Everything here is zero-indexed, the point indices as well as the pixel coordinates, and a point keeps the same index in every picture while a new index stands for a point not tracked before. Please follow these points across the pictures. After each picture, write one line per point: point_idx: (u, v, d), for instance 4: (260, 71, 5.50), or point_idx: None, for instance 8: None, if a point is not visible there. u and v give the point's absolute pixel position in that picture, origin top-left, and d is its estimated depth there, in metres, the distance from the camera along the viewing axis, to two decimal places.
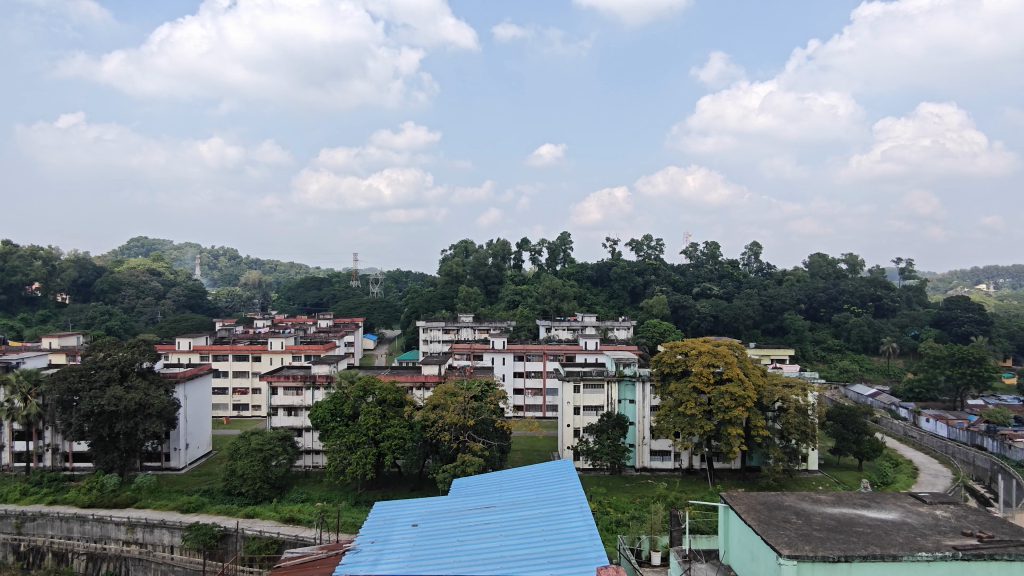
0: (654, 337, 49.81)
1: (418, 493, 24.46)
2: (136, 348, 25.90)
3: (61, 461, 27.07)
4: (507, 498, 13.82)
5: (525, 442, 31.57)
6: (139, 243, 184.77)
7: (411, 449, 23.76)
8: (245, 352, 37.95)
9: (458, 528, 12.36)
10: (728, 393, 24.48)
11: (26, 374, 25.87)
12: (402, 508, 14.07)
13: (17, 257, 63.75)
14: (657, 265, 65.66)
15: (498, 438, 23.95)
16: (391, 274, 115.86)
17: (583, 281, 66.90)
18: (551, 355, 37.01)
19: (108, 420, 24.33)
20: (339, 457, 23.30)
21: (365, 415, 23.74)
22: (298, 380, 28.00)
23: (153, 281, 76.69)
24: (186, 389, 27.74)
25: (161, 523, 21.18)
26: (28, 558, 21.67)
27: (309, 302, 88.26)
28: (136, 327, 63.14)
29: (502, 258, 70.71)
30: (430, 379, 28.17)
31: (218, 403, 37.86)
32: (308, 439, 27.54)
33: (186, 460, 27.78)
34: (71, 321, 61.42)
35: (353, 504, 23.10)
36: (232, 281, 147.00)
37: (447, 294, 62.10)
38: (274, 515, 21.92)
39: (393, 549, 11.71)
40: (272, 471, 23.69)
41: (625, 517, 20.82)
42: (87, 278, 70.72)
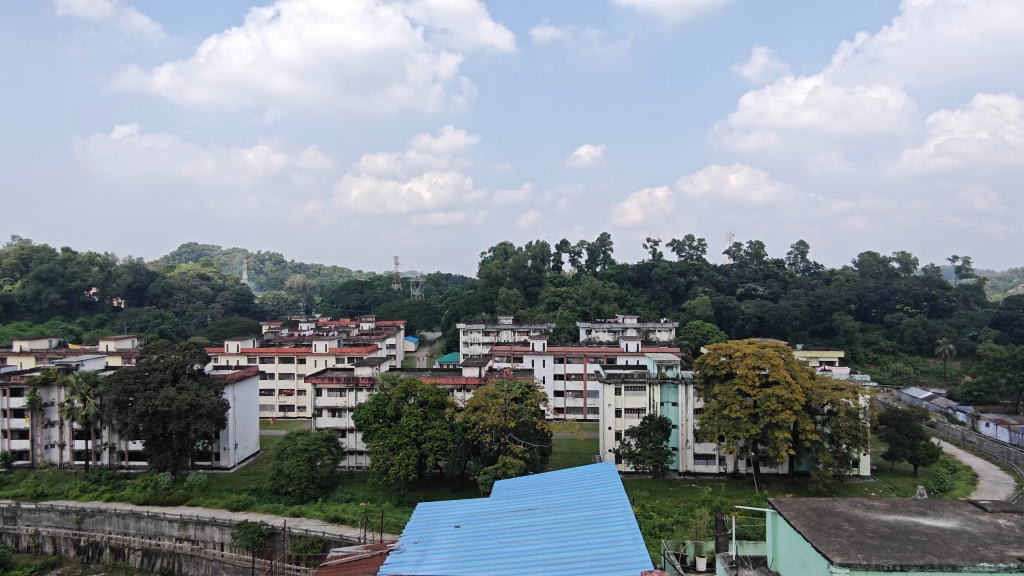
0: (697, 339, 49.03)
1: (460, 494, 24.54)
2: (187, 350, 26.75)
3: (118, 460, 28.10)
4: (549, 501, 13.78)
5: (566, 444, 31.47)
6: (190, 249, 190.94)
7: (452, 451, 23.86)
8: (291, 354, 38.79)
9: (501, 530, 12.37)
10: (775, 397, 23.92)
11: (85, 376, 26.98)
12: (445, 510, 14.16)
13: (76, 264, 66.61)
14: (698, 265, 64.70)
15: (539, 440, 23.88)
16: (431, 276, 116.94)
17: (623, 281, 66.35)
18: (591, 356, 36.73)
19: (161, 420, 25.16)
20: (382, 458, 23.57)
21: (407, 417, 23.98)
22: (341, 382, 28.45)
23: (204, 285, 79.17)
24: (234, 390, 28.49)
25: (211, 520, 21.77)
26: (87, 553, 22.47)
27: (352, 305, 89.84)
28: (186, 330, 65.15)
29: (542, 260, 70.72)
30: (471, 380, 28.30)
31: (265, 405, 38.73)
32: (351, 440, 27.95)
33: (235, 460, 28.51)
34: (126, 325, 63.74)
35: (396, 505, 23.36)
36: (277, 285, 150.69)
37: (487, 297, 62.42)
38: (319, 515, 22.30)
39: (436, 549, 11.79)
40: (317, 471, 24.14)
41: (669, 522, 20.50)
42: (140, 283, 73.38)
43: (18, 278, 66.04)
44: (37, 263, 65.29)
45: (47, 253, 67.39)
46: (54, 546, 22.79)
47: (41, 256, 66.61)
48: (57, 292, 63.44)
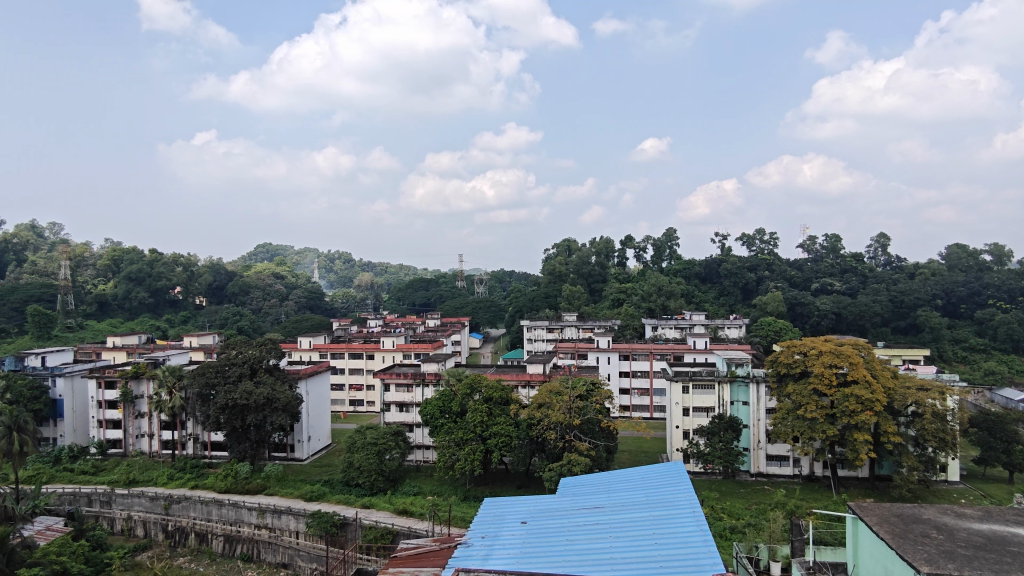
0: (768, 336, 47.41)
1: (525, 490, 24.64)
2: (264, 346, 27.94)
3: (201, 450, 29.64)
4: (616, 499, 13.61)
5: (632, 442, 31.10)
6: (265, 250, 199.38)
7: (517, 447, 23.91)
8: (360, 350, 39.87)
9: (568, 527, 12.32)
10: (853, 397, 22.88)
11: (171, 369, 28.52)
12: (511, 505, 14.21)
13: (162, 264, 70.62)
14: (770, 260, 62.59)
15: (605, 438, 23.67)
16: (495, 274, 117.80)
17: (690, 277, 64.96)
18: (657, 354, 36.10)
19: (240, 412, 26.33)
20: (448, 453, 23.92)
21: (472, 412, 24.24)
22: (408, 378, 29.09)
23: (277, 284, 82.36)
24: (308, 385, 29.52)
25: (287, 509, 22.70)
26: (174, 537, 23.77)
27: (417, 302, 91.56)
28: (262, 327, 67.97)
29: (606, 256, 70.06)
30: (535, 377, 28.32)
31: (336, 399, 40.00)
32: (418, 434, 28.52)
33: (309, 451, 29.57)
34: (207, 323, 67.10)
35: (462, 500, 23.68)
36: (346, 283, 155.42)
37: (550, 293, 62.40)
38: (389, 507, 22.83)
39: (503, 545, 11.86)
40: (386, 464, 24.75)
41: (740, 524, 19.86)
42: (220, 282, 77.14)
43: (111, 278, 70.64)
44: (127, 263, 69.57)
45: (136, 254, 71.73)
46: (144, 529, 24.23)
47: (131, 257, 70.93)
48: (145, 290, 67.45)
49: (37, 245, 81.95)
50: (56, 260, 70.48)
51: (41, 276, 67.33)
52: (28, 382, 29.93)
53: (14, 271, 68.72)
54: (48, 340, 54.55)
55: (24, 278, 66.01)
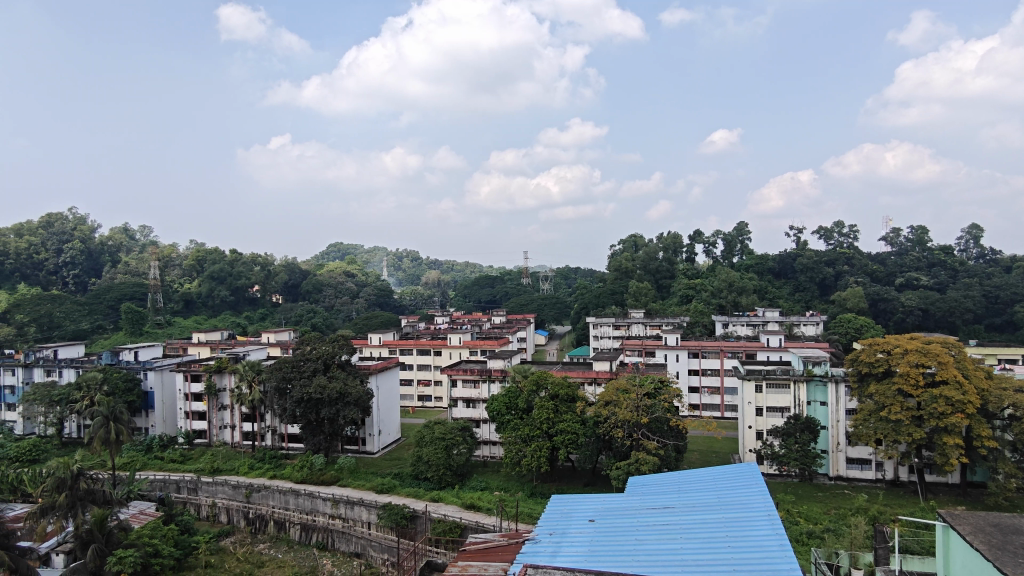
0: (847, 333, 45.25)
1: (592, 488, 24.46)
2: (336, 342, 28.85)
3: (279, 441, 30.90)
4: (688, 500, 13.32)
5: (702, 442, 30.39)
6: (337, 249, 206.17)
7: (584, 445, 23.76)
8: (428, 346, 40.59)
9: (638, 526, 12.15)
10: (942, 398, 21.59)
11: (250, 364, 29.84)
12: (579, 503, 14.13)
13: (242, 263, 74.08)
14: (850, 253, 59.71)
15: (674, 437, 23.22)
16: (561, 270, 117.50)
17: (763, 272, 62.87)
18: (728, 352, 35.09)
19: (315, 406, 27.33)
20: (514, 449, 24.07)
21: (539, 409, 24.23)
22: (475, 374, 29.43)
23: (349, 282, 84.91)
24: (378, 380, 30.28)
25: (360, 501, 23.42)
26: (255, 524, 24.88)
27: (483, 299, 92.55)
28: (335, 323, 70.21)
29: (674, 251, 68.72)
30: (602, 374, 28.06)
31: (405, 394, 40.90)
32: (485, 430, 28.77)
33: (379, 445, 30.37)
34: (283, 320, 69.95)
35: (529, 496, 23.76)
36: (414, 281, 158.84)
37: (616, 290, 61.79)
38: (456, 501, 23.15)
39: (571, 542, 11.82)
40: (453, 459, 25.14)
41: (818, 529, 19.03)
42: (295, 280, 80.28)
43: (196, 277, 74.68)
44: (210, 263, 73.24)
45: (218, 255, 75.51)
46: (228, 516, 25.48)
47: (213, 257, 74.73)
48: (226, 289, 70.94)
49: (130, 247, 87.63)
50: (147, 261, 75.16)
51: (133, 275, 71.91)
52: (122, 374, 32.02)
53: (110, 271, 73.68)
54: (140, 336, 58.22)
55: (119, 277, 70.65)
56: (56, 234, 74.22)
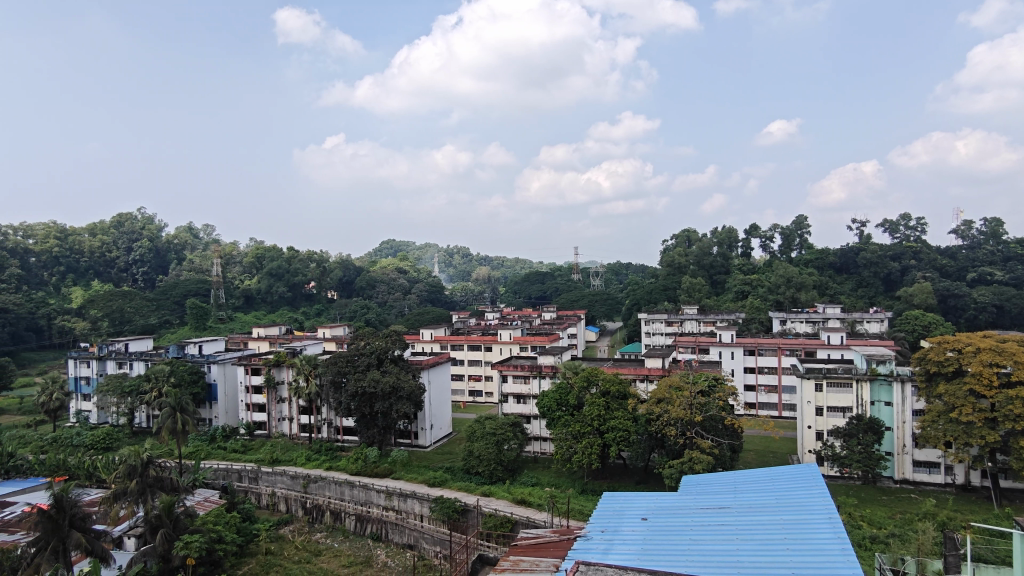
0: (914, 331, 43.31)
1: (644, 486, 24.18)
2: (389, 337, 29.34)
3: (334, 434, 31.67)
4: (743, 500, 13.03)
5: (759, 442, 29.66)
6: (390, 246, 209.90)
7: (636, 443, 23.53)
8: (479, 342, 40.88)
9: (692, 526, 11.95)
10: (1019, 400, 20.44)
11: (307, 358, 30.66)
12: (631, 501, 14.01)
13: (299, 260, 76.19)
14: (917, 247, 57.20)
15: (729, 436, 22.74)
16: (612, 266, 116.53)
17: (823, 268, 60.80)
18: (786, 349, 34.09)
19: (369, 400, 27.90)
20: (565, 445, 24.02)
21: (589, 406, 24.07)
22: (525, 370, 29.44)
23: (401, 278, 86.28)
24: (430, 374, 30.65)
25: (413, 493, 23.85)
26: (312, 514, 25.56)
27: (533, 295, 92.69)
28: (388, 319, 71.51)
29: (729, 246, 67.21)
30: (654, 371, 27.66)
31: (456, 389, 41.35)
32: (536, 426, 28.82)
33: (431, 439, 30.79)
34: (338, 315, 71.66)
35: (580, 492, 23.70)
36: (465, 277, 160.54)
37: (669, 286, 60.92)
38: (507, 496, 23.26)
39: (624, 540, 11.73)
40: (504, 454, 25.27)
41: (882, 534, 18.31)
42: (349, 277, 82.21)
43: (255, 274, 77.26)
44: (269, 260, 75.55)
45: (276, 252, 77.95)
46: (287, 505, 26.26)
47: (272, 255, 77.14)
48: (284, 285, 73.11)
49: (194, 245, 91.36)
50: (210, 259, 78.22)
51: (197, 272, 74.94)
52: (188, 367, 33.40)
53: (176, 268, 76.98)
54: (204, 330, 60.65)
55: (184, 274, 73.80)
56: (126, 233, 77.98)
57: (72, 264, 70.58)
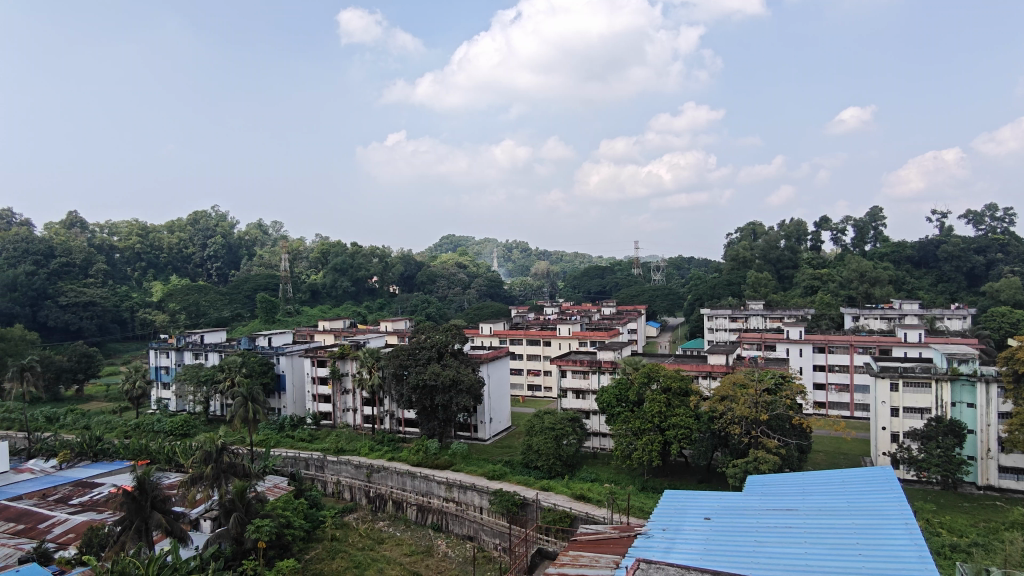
0: (1001, 329, 40.75)
1: (706, 485, 23.72)
2: (449, 332, 29.74)
3: (396, 425, 32.36)
4: (813, 503, 12.57)
5: (828, 443, 28.57)
6: (451, 241, 212.74)
7: (698, 440, 23.03)
8: (538, 337, 40.92)
9: (757, 527, 11.63)
10: None
11: (370, 351, 31.39)
12: (694, 500, 13.72)
13: (362, 256, 78.05)
14: (1004, 240, 53.74)
15: (796, 436, 22.02)
16: (673, 260, 114.53)
17: (900, 262, 57.94)
18: (859, 347, 32.70)
19: (430, 392, 28.38)
20: (625, 442, 23.78)
21: (650, 402, 23.72)
22: (585, 365, 29.28)
23: (461, 273, 87.28)
24: (489, 368, 30.86)
25: (472, 485, 24.11)
26: (375, 503, 26.21)
27: (593, 289, 92.12)
28: (447, 313, 72.48)
29: (797, 239, 64.93)
30: (717, 368, 27.02)
31: (515, 383, 41.57)
32: (595, 421, 28.69)
33: (490, 432, 31.09)
34: (400, 309, 73.13)
35: (640, 489, 23.45)
36: (524, 272, 161.29)
37: (733, 281, 59.44)
38: (566, 491, 23.23)
39: (686, 539, 11.51)
40: (563, 449, 25.27)
41: (963, 542, 17.32)
42: (411, 271, 83.89)
43: (321, 268, 79.69)
44: (333, 255, 77.78)
45: (341, 248, 80.14)
46: (351, 493, 26.98)
47: (336, 250, 79.37)
48: (348, 280, 75.07)
49: (264, 241, 95.00)
50: (279, 255, 81.18)
51: (267, 268, 77.89)
52: (258, 359, 34.81)
53: (247, 264, 80.23)
54: (273, 323, 63.02)
55: (255, 269, 76.92)
56: (201, 230, 81.82)
57: (152, 260, 74.56)
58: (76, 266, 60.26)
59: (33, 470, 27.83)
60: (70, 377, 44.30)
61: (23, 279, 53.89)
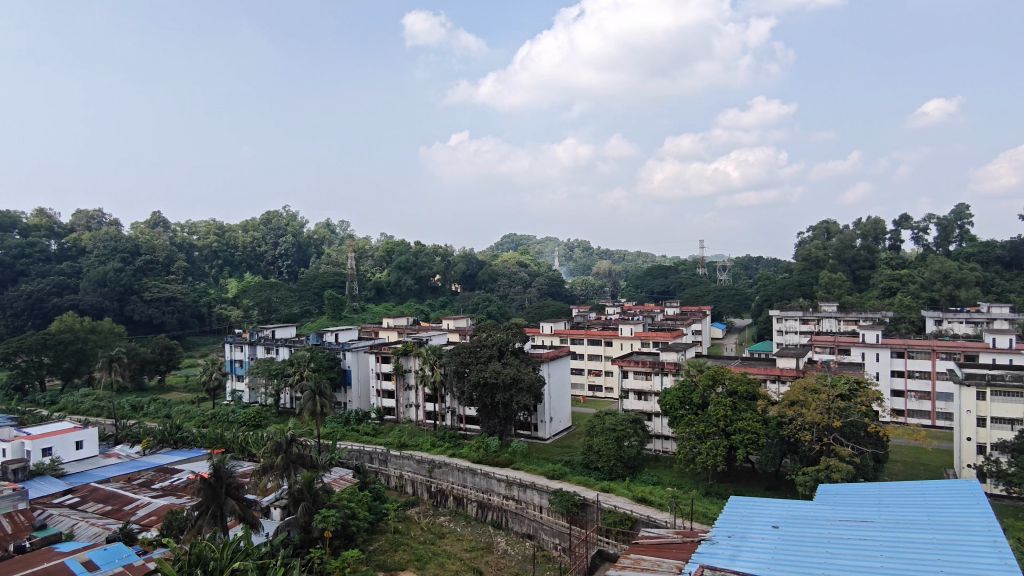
0: None
1: (774, 493, 22.96)
2: (510, 330, 29.84)
3: (457, 422, 32.75)
4: (890, 515, 11.95)
5: (907, 452, 27.16)
6: (512, 241, 213.69)
7: (766, 446, 22.25)
8: (599, 336, 40.61)
9: (829, 538, 11.16)
10: None
11: (432, 349, 31.83)
12: (761, 508, 13.30)
13: (425, 254, 79.41)
14: None
15: (872, 445, 21.01)
16: (740, 260, 111.38)
17: (989, 262, 54.44)
18: (942, 353, 30.91)
19: (490, 390, 28.59)
20: (688, 445, 23.29)
21: (715, 405, 23.11)
22: (647, 366, 28.83)
23: (522, 272, 87.65)
24: (549, 368, 30.80)
25: (532, 484, 24.12)
26: (436, 498, 26.60)
27: (656, 289, 90.65)
28: (508, 312, 72.87)
29: (874, 239, 62.01)
30: (787, 372, 26.10)
31: (576, 383, 41.38)
32: (657, 423, 28.24)
33: (551, 432, 31.06)
34: (462, 307, 74.03)
35: (703, 494, 22.93)
36: (585, 271, 160.61)
37: (804, 282, 57.30)
38: (628, 493, 22.96)
39: (752, 547, 11.17)
40: (625, 451, 24.97)
41: None
42: (472, 270, 84.85)
43: (386, 267, 81.59)
44: (398, 254, 79.53)
45: (405, 247, 81.76)
46: (413, 488, 27.53)
47: (400, 249, 81.06)
48: (412, 278, 76.52)
49: (332, 239, 98.05)
50: (346, 254, 83.57)
51: (334, 266, 80.39)
52: (326, 354, 35.94)
53: (316, 261, 82.94)
54: (340, 319, 64.88)
55: (323, 267, 79.47)
56: (273, 229, 85.20)
57: (228, 258, 78.26)
58: (159, 264, 63.83)
59: (120, 455, 29.64)
60: (153, 368, 46.93)
61: (111, 274, 57.43)
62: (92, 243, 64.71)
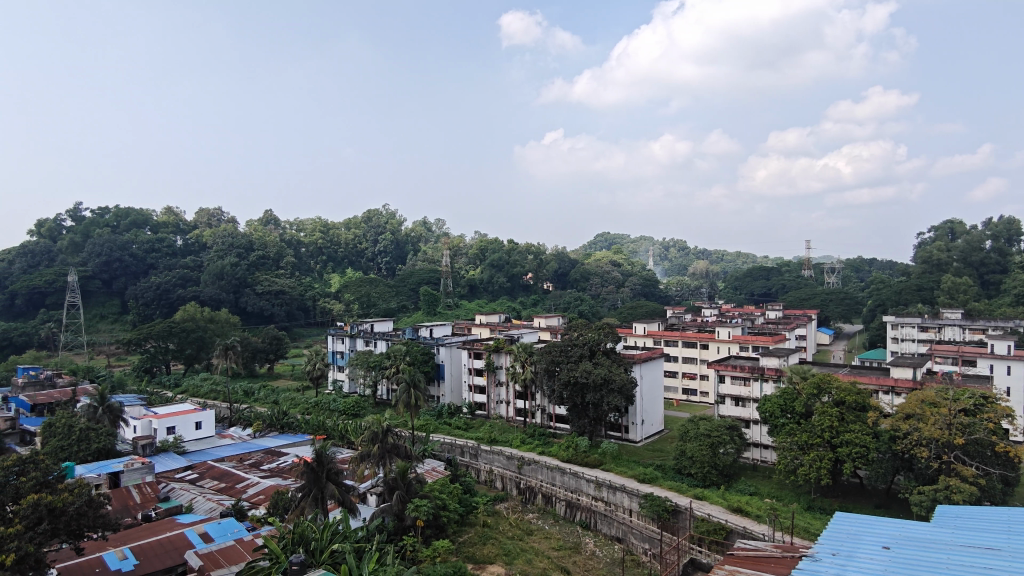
0: None
1: (885, 511, 21.43)
2: (602, 330, 29.53)
3: (547, 420, 32.88)
4: (1021, 544, 10.83)
5: None
6: (605, 239, 211.71)
7: (876, 461, 20.82)
8: (694, 339, 39.49)
9: (949, 564, 10.26)
10: None
11: (523, 346, 32.02)
12: (870, 526, 12.45)
13: (518, 253, 80.18)
14: None
15: (1001, 466, 19.19)
16: (851, 262, 104.83)
17: None
18: None
19: (581, 390, 28.49)
20: (789, 456, 22.11)
21: (820, 415, 21.85)
22: (745, 371, 27.76)
23: (615, 272, 86.68)
24: (641, 369, 30.21)
25: (622, 487, 23.79)
26: (525, 494, 26.76)
27: (757, 292, 86.96)
28: (600, 311, 72.23)
29: (1008, 240, 56.55)
30: (902, 383, 24.25)
31: (669, 386, 40.42)
32: (755, 431, 26.99)
33: (642, 434, 30.50)
34: (553, 305, 74.13)
35: (805, 508, 21.78)
36: (681, 271, 156.68)
37: (924, 286, 53.08)
38: (722, 502, 22.17)
39: (859, 568, 10.49)
40: (720, 458, 24.08)
41: None
42: (565, 269, 84.83)
43: (479, 264, 83.03)
44: (492, 252, 80.78)
45: (498, 245, 82.88)
46: (502, 483, 27.81)
47: (494, 247, 82.24)
48: (504, 276, 77.45)
49: (428, 237, 100.94)
50: (441, 252, 85.80)
51: (430, 263, 82.68)
52: (421, 348, 37.12)
53: (413, 258, 85.68)
54: (434, 315, 66.62)
55: (419, 264, 82.00)
56: (374, 227, 88.76)
57: (332, 254, 82.31)
58: (269, 259, 68.14)
59: (234, 436, 31.94)
60: (263, 357, 50.09)
61: (228, 269, 61.89)
62: (212, 239, 70.00)
